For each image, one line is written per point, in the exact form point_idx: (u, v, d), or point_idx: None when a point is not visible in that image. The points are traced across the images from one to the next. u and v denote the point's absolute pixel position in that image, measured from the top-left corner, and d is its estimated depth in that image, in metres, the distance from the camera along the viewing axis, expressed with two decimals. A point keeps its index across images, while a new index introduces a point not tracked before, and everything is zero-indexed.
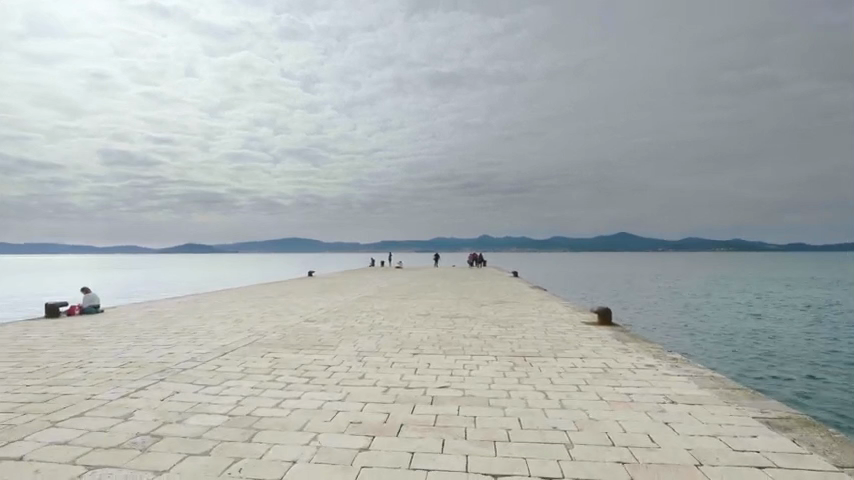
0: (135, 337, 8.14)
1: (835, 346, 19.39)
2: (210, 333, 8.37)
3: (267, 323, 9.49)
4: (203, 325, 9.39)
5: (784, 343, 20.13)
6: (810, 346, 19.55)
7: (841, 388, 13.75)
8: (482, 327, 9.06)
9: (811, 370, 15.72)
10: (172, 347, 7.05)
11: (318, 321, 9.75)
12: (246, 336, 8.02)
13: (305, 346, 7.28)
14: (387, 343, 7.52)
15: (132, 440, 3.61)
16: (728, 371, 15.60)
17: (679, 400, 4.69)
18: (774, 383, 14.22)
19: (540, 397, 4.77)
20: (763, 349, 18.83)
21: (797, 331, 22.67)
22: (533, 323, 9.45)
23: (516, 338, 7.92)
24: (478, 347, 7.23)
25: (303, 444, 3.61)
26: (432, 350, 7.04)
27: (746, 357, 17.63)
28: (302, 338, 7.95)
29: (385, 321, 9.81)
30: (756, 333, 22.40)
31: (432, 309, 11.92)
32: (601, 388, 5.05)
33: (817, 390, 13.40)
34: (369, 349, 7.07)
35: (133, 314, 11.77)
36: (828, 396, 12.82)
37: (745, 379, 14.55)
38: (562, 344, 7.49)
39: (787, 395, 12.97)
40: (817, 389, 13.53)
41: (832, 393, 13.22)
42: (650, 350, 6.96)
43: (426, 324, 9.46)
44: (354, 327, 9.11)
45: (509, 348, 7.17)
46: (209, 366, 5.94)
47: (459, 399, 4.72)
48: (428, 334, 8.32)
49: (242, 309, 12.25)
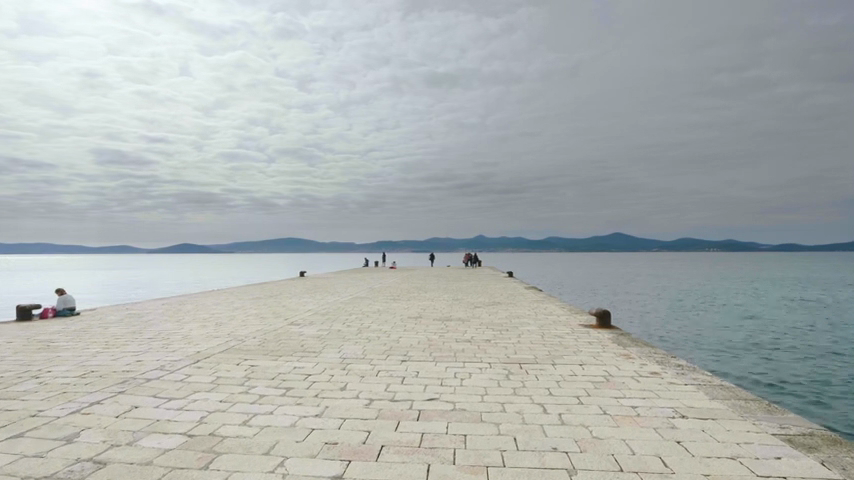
0: (105, 344, 7.66)
1: (834, 349, 19.04)
2: (186, 338, 7.90)
3: (249, 327, 9.04)
4: (181, 328, 8.95)
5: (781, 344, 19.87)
6: (808, 347, 19.28)
7: (840, 391, 13.47)
8: (475, 330, 8.60)
9: (810, 373, 15.44)
10: (142, 356, 6.56)
11: (303, 325, 9.28)
12: (224, 341, 7.57)
13: (285, 352, 6.82)
14: (374, 349, 7.06)
15: (70, 468, 3.14)
16: (726, 373, 15.30)
17: (690, 414, 4.25)
18: (774, 386, 13.89)
19: (537, 412, 4.31)
20: (761, 350, 18.54)
21: (795, 332, 22.39)
22: (528, 327, 9.02)
23: (511, 343, 7.48)
24: (470, 353, 6.78)
25: (267, 471, 3.15)
26: (421, 356, 6.58)
27: (744, 358, 17.31)
28: (283, 342, 7.51)
29: (374, 324, 9.34)
30: (753, 333, 22.12)
31: (423, 311, 11.44)
32: (604, 401, 4.60)
33: (817, 396, 13.01)
34: (354, 356, 6.61)
35: (110, 317, 11.30)
36: (829, 403, 12.42)
37: (743, 382, 14.23)
38: (560, 349, 7.05)
39: (787, 401, 12.59)
40: (817, 393, 13.24)
41: (834, 398, 12.84)
42: (653, 355, 6.53)
43: (416, 327, 9.02)
44: (340, 330, 8.67)
45: (504, 354, 6.71)
46: (177, 377, 5.49)
47: (448, 415, 4.26)
48: (418, 339, 7.86)
49: (226, 311, 11.79)
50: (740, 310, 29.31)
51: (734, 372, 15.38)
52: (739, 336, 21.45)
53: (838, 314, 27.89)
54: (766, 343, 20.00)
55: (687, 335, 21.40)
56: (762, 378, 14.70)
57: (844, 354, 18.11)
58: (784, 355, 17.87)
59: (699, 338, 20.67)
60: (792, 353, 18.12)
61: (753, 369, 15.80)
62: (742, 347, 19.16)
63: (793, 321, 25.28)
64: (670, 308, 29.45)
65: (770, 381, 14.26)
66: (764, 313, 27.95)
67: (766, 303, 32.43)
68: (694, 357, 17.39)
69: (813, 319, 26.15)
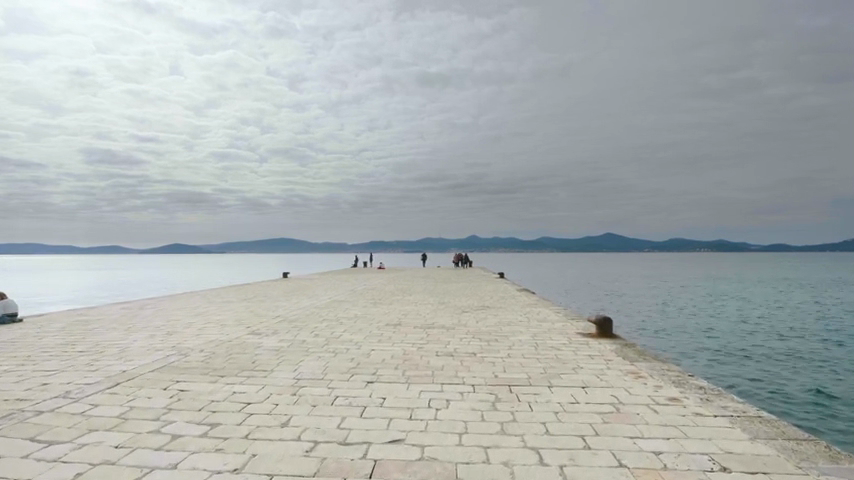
0: (22, 359, 6.49)
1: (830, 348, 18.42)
2: (120, 352, 6.76)
3: (201, 337, 7.89)
4: (122, 339, 7.80)
5: (774, 343, 19.28)
6: (804, 347, 18.64)
7: (838, 390, 12.79)
8: (459, 342, 7.54)
9: (807, 372, 14.76)
10: (53, 378, 5.41)
11: (264, 334, 8.15)
12: (163, 357, 6.41)
13: (229, 371, 5.68)
14: (338, 366, 5.97)
15: None
16: (720, 372, 14.58)
17: (734, 467, 3.19)
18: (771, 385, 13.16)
19: (532, 464, 3.23)
20: (758, 350, 17.84)
21: (789, 332, 21.75)
22: (520, 337, 7.95)
23: (499, 358, 6.42)
24: (452, 372, 5.70)
25: None
26: (393, 376, 5.50)
27: (740, 358, 16.62)
28: (232, 358, 6.37)
29: (346, 333, 8.24)
30: (747, 333, 21.54)
31: (404, 317, 10.34)
32: (618, 445, 3.53)
33: (816, 396, 12.24)
34: (312, 376, 5.49)
35: (55, 323, 10.11)
36: (828, 403, 11.65)
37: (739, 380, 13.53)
38: (557, 366, 5.99)
39: (784, 402, 11.82)
40: (816, 392, 12.54)
41: (833, 398, 12.09)
42: (668, 375, 5.49)
43: (392, 337, 7.92)
44: (305, 341, 7.54)
45: (491, 373, 5.64)
46: (78, 409, 4.36)
47: (412, 469, 3.17)
48: (392, 353, 6.76)
49: (186, 317, 10.60)
50: (733, 310, 28.68)
51: (728, 372, 14.61)
52: (734, 336, 20.76)
53: (831, 314, 27.42)
54: (761, 343, 19.29)
55: (680, 335, 20.67)
56: (758, 376, 14.03)
57: (843, 355, 17.39)
58: (779, 355, 17.17)
59: (692, 339, 19.98)
60: (790, 353, 17.40)
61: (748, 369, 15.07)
62: (737, 346, 18.49)
63: (787, 321, 24.70)
64: (663, 309, 28.83)
65: (763, 381, 13.55)
66: (757, 314, 27.37)
67: (759, 303, 31.92)
68: (687, 356, 16.67)
69: (806, 318, 25.69)
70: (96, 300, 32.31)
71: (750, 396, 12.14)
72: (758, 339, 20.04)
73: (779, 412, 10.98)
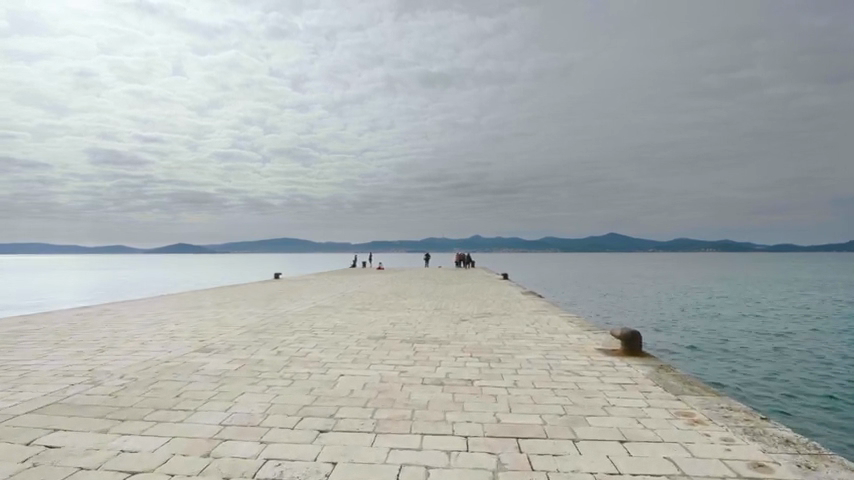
0: None
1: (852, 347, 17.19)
2: (12, 380, 5.22)
3: (138, 356, 6.38)
4: (37, 359, 6.29)
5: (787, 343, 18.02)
6: (820, 346, 17.38)
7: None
8: (453, 363, 6.03)
9: (826, 371, 13.50)
10: None
11: (216, 352, 6.63)
12: (65, 386, 4.93)
13: (139, 410, 4.20)
14: (287, 403, 4.46)
15: None
16: (730, 371, 13.34)
17: None
18: (789, 383, 11.92)
19: None
20: (772, 350, 16.58)
21: (803, 332, 20.46)
22: (527, 355, 6.45)
23: (503, 389, 4.90)
24: (439, 413, 4.19)
25: None
26: (357, 421, 3.99)
27: (753, 357, 15.34)
28: (155, 389, 4.87)
29: (315, 350, 6.76)
30: (757, 332, 20.28)
31: (390, 327, 8.86)
32: None
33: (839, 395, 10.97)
34: (245, 421, 3.98)
35: None
36: None
37: (751, 379, 12.32)
38: (581, 402, 4.49)
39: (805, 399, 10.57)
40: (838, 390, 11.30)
41: None
42: (736, 423, 3.98)
43: (370, 356, 6.45)
44: (261, 363, 6.04)
45: (492, 415, 4.13)
46: None
47: None
48: (365, 381, 5.24)
49: (140, 327, 9.08)
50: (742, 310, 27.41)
51: (750, 371, 13.33)
52: (744, 335, 19.48)
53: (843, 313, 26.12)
54: (778, 342, 18.03)
55: (694, 336, 19.34)
56: (771, 375, 12.82)
57: None
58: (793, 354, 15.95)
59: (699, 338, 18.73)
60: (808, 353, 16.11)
61: (762, 368, 13.80)
62: (746, 346, 17.26)
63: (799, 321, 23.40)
64: (667, 309, 27.59)
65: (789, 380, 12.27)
66: (766, 313, 26.14)
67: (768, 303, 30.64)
68: (705, 357, 15.34)
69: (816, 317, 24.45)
70: (94, 300, 31.19)
71: (787, 397, 10.72)
72: (777, 339, 18.80)
73: (825, 412, 9.62)
